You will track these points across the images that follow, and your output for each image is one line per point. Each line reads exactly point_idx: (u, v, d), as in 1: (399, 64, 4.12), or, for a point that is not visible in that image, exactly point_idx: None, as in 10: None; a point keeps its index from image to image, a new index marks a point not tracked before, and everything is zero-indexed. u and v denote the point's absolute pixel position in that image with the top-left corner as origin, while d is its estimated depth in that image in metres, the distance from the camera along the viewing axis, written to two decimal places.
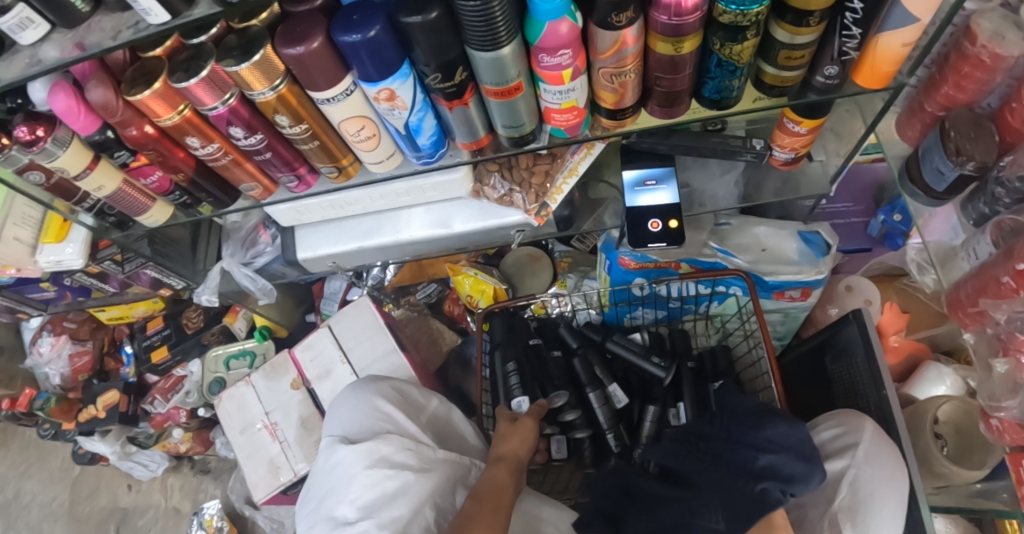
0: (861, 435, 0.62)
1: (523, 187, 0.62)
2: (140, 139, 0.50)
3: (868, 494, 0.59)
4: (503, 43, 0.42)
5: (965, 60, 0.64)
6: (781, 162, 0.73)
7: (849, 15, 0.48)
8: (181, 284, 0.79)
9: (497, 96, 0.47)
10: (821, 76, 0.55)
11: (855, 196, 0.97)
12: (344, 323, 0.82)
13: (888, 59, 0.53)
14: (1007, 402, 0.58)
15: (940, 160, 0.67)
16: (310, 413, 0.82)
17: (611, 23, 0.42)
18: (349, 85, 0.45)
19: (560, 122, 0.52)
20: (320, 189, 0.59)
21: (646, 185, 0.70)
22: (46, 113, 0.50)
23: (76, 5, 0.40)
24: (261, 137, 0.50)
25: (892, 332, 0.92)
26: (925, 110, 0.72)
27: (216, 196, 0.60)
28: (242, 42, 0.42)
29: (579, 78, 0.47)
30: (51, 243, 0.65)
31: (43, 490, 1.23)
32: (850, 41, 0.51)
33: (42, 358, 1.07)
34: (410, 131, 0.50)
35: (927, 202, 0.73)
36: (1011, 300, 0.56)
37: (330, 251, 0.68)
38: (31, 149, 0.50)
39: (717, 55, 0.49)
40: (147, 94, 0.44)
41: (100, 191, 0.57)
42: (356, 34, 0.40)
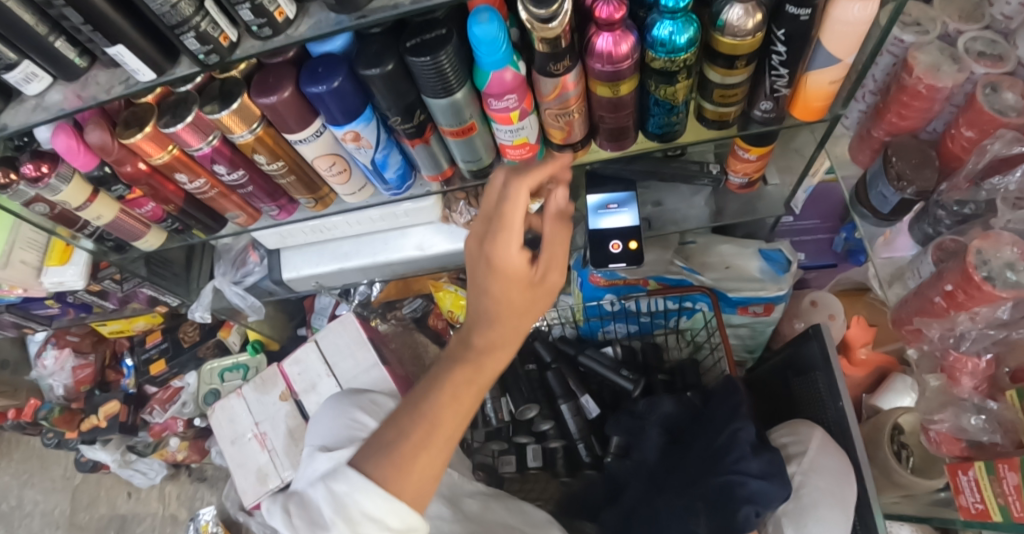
0: (809, 445, 0.67)
1: None
2: (134, 175, 0.55)
3: (811, 500, 0.64)
4: (455, 90, 0.47)
5: (904, 91, 0.68)
6: (736, 186, 0.77)
7: (776, 57, 0.53)
8: (177, 301, 0.84)
9: (454, 135, 0.52)
10: (758, 110, 0.60)
11: (822, 214, 1.01)
12: (329, 339, 0.87)
13: (818, 95, 0.58)
14: (940, 415, 0.63)
15: (884, 185, 0.71)
16: (297, 423, 0.86)
17: (551, 70, 0.47)
18: (319, 127, 0.50)
19: (515, 157, 0.57)
20: (300, 216, 0.64)
21: (608, 209, 0.74)
22: (49, 151, 0.56)
23: (75, 62, 0.45)
24: (243, 173, 0.55)
25: (861, 345, 0.95)
26: (872, 136, 0.76)
27: (204, 223, 0.65)
28: (221, 92, 0.47)
29: (527, 117, 0.52)
30: (55, 266, 0.71)
31: (45, 498, 1.28)
32: (779, 80, 0.56)
33: (47, 371, 1.12)
34: (376, 166, 0.55)
35: (874, 223, 0.78)
36: (942, 319, 0.61)
37: (313, 272, 0.73)
38: (36, 185, 0.56)
39: (655, 95, 0.54)
40: (140, 137, 0.49)
41: (98, 220, 0.62)
42: (322, 85, 0.45)
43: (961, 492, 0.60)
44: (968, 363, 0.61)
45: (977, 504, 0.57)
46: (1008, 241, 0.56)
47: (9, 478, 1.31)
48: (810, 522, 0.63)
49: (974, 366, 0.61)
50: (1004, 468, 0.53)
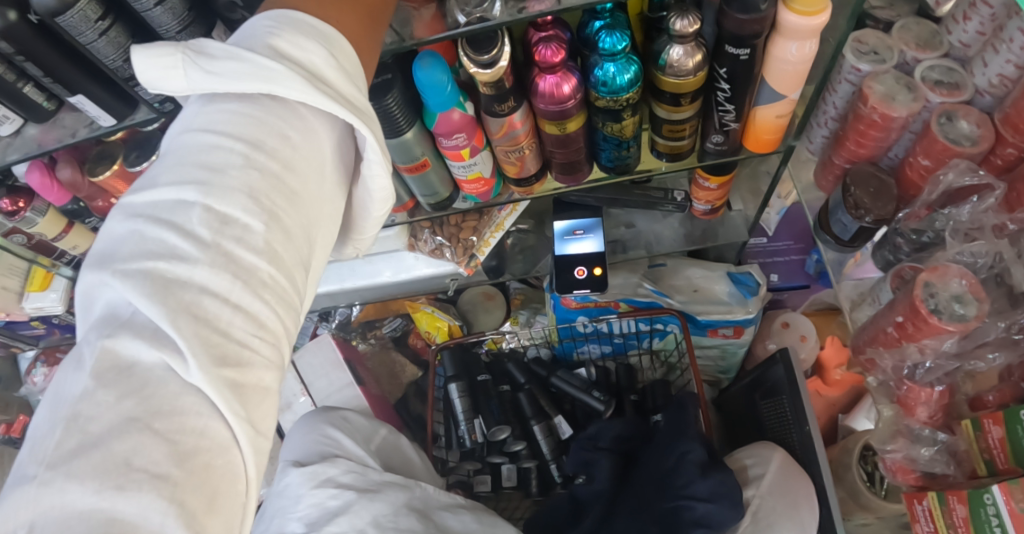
0: (768, 467, 0.68)
1: (452, 242, 0.68)
2: (106, 209, 0.58)
3: (769, 522, 0.64)
4: (405, 129, 0.49)
5: (861, 119, 0.70)
6: (701, 212, 0.78)
7: (721, 93, 0.55)
8: None
9: (410, 171, 0.54)
10: (711, 143, 0.62)
11: (795, 234, 1.01)
12: (305, 360, 0.89)
13: (768, 128, 0.60)
14: (892, 446, 0.64)
15: (843, 213, 0.73)
16: (274, 441, 0.88)
17: (496, 110, 0.49)
18: None
19: (471, 191, 0.59)
20: None
21: (575, 234, 0.75)
22: (26, 186, 0.58)
23: (43, 105, 0.47)
24: None
25: (836, 366, 0.95)
26: (834, 163, 0.77)
27: None
28: None
29: (478, 154, 0.54)
30: (36, 291, 0.73)
31: None
32: (727, 114, 0.58)
33: (35, 387, 1.13)
34: None
35: (836, 249, 0.79)
36: (892, 350, 0.62)
37: None
38: (13, 218, 0.58)
39: (602, 131, 0.56)
40: (108, 175, 0.53)
41: (76, 250, 0.65)
42: None
43: (916, 520, 0.59)
44: (921, 392, 0.62)
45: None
46: (957, 273, 0.57)
47: None
48: None
49: (927, 396, 0.62)
50: (954, 500, 0.54)
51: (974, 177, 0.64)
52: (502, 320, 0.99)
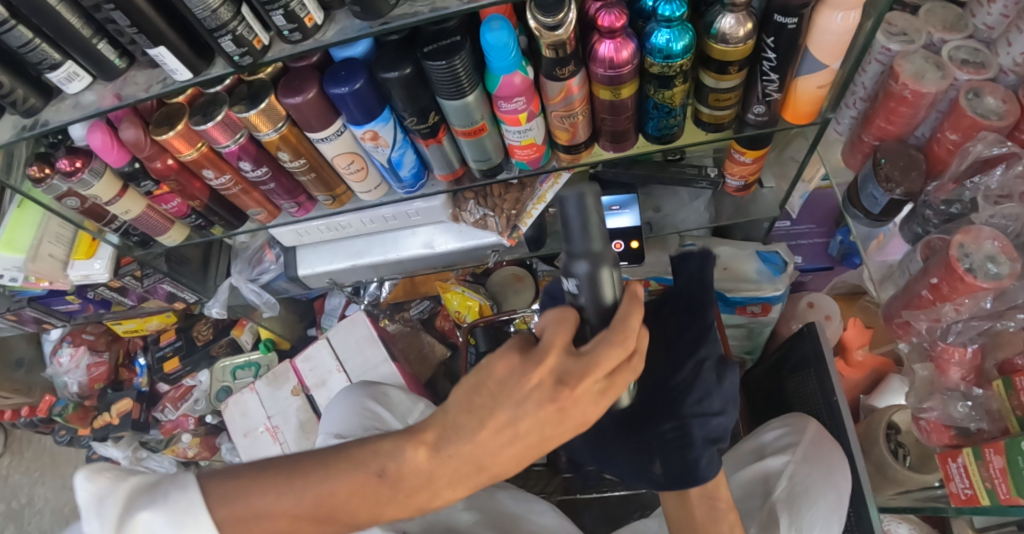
0: (803, 436, 0.67)
1: (496, 212, 0.70)
2: (163, 171, 0.58)
3: (804, 488, 0.64)
4: (468, 92, 0.51)
5: (891, 97, 0.72)
6: (734, 189, 0.80)
7: (766, 63, 0.57)
8: (193, 298, 0.87)
9: (466, 135, 0.56)
10: (752, 114, 0.64)
11: (818, 219, 1.03)
12: (340, 337, 0.89)
13: (808, 98, 0.61)
14: (928, 403, 0.65)
15: (874, 187, 0.75)
16: (308, 417, 0.89)
17: (556, 74, 0.51)
18: (339, 127, 0.53)
19: (523, 157, 0.60)
20: (317, 214, 0.67)
21: (612, 210, 0.78)
22: (84, 148, 0.59)
23: (115, 63, 0.49)
24: (266, 170, 0.58)
25: (857, 347, 0.97)
26: (862, 141, 0.79)
27: (226, 220, 0.68)
28: (250, 92, 0.51)
29: (534, 119, 0.55)
30: (82, 259, 0.75)
31: (55, 495, 1.30)
32: (771, 85, 0.59)
33: (61, 368, 1.14)
34: (392, 165, 0.58)
35: (868, 224, 0.81)
36: (928, 310, 0.64)
37: (327, 269, 0.76)
38: (70, 179, 0.59)
39: (653, 99, 0.57)
40: (171, 134, 0.53)
41: (127, 214, 0.65)
42: (344, 87, 0.49)
43: (951, 479, 0.61)
44: (954, 353, 0.64)
45: (967, 489, 0.59)
46: (989, 235, 0.59)
47: (19, 476, 1.33)
48: (804, 509, 0.62)
49: (960, 356, 0.63)
50: (990, 452, 0.55)
51: (1002, 147, 0.66)
52: (531, 302, 0.99)
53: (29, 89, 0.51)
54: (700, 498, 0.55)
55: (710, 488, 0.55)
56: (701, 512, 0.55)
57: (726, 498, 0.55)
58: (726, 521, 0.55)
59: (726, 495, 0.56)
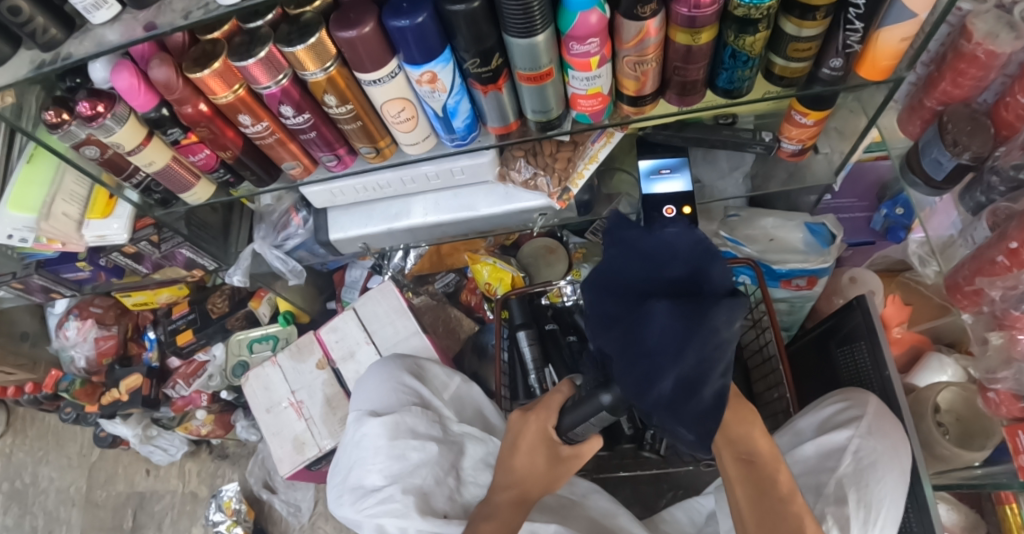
0: (865, 410, 0.64)
1: (546, 171, 0.66)
2: (194, 117, 0.53)
3: (870, 463, 0.61)
4: (538, 31, 0.46)
5: (961, 57, 0.67)
6: (788, 153, 0.76)
7: (853, 10, 0.51)
8: (213, 265, 0.83)
9: (529, 81, 0.51)
10: (827, 68, 0.59)
11: (860, 193, 1.02)
12: (368, 307, 0.85)
13: (887, 53, 0.56)
14: (1002, 373, 0.63)
15: (938, 151, 0.71)
16: (334, 391, 0.85)
17: (636, 14, 0.46)
18: (393, 68, 0.49)
19: (585, 108, 0.56)
20: (357, 169, 0.63)
21: (661, 174, 0.75)
22: (106, 91, 0.54)
23: None
24: (308, 116, 0.53)
25: (896, 324, 0.95)
26: (924, 106, 0.75)
27: (257, 175, 0.64)
28: (297, 27, 0.46)
29: (605, 65, 0.51)
30: (98, 219, 0.70)
31: (60, 475, 1.25)
32: (853, 35, 0.54)
33: (68, 341, 1.09)
34: (446, 114, 0.54)
35: (927, 192, 0.77)
36: (1004, 278, 0.59)
37: (361, 233, 0.72)
38: (91, 124, 0.54)
39: (731, 46, 0.53)
40: (207, 73, 0.48)
41: (150, 166, 0.60)
42: (405, 20, 0.44)
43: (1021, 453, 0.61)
44: None
45: None
46: None
47: (23, 455, 1.28)
48: (875, 484, 0.60)
49: None
50: None
51: None
52: (564, 274, 0.96)
53: (51, 18, 0.46)
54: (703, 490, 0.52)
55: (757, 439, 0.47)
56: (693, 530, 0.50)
57: (766, 455, 0.48)
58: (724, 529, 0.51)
59: (766, 450, 0.48)
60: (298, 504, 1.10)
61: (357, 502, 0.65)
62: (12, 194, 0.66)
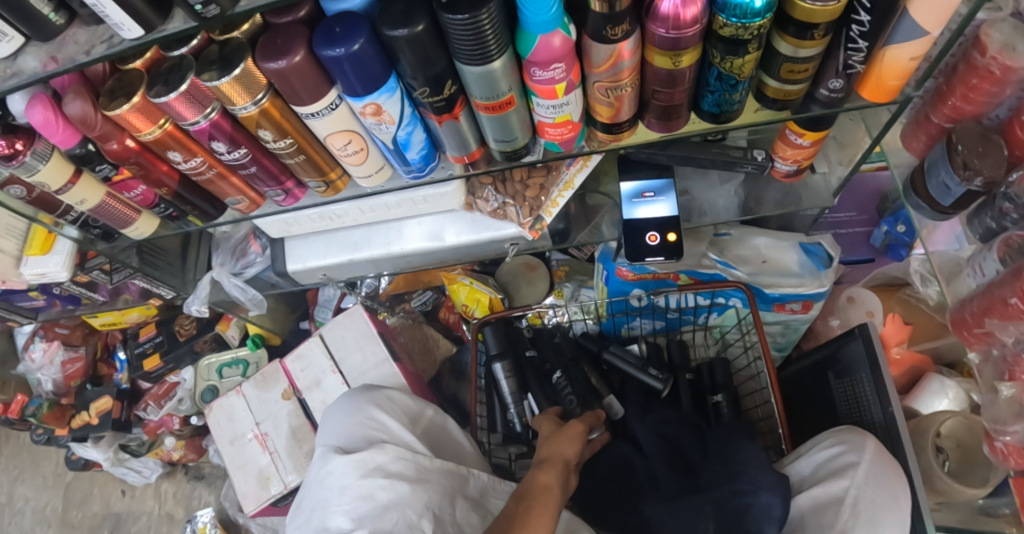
0: (863, 455, 0.59)
1: (517, 200, 0.61)
2: (120, 153, 0.48)
3: (869, 516, 0.56)
4: (493, 57, 0.40)
5: (974, 71, 0.61)
6: (782, 173, 0.71)
7: (855, 27, 0.45)
8: (170, 294, 0.77)
9: (488, 110, 0.46)
10: (826, 89, 0.52)
11: (859, 205, 0.97)
12: (336, 333, 0.81)
13: (894, 72, 0.50)
14: (1013, 427, 0.56)
15: (947, 173, 0.65)
16: (300, 423, 0.80)
17: (605, 36, 0.41)
18: (334, 99, 0.44)
19: (554, 136, 0.51)
20: (308, 202, 0.58)
21: (644, 197, 0.70)
22: (25, 126, 0.49)
23: (50, 18, 0.39)
24: (246, 151, 0.48)
25: (896, 344, 0.90)
26: (931, 121, 0.69)
27: (202, 209, 0.59)
28: (222, 54, 0.41)
29: (573, 91, 0.46)
30: (36, 255, 0.64)
31: (36, 495, 1.22)
32: (856, 54, 0.47)
33: (34, 364, 1.05)
34: (398, 145, 0.49)
35: (931, 215, 0.71)
36: (1016, 322, 0.54)
37: (320, 264, 0.67)
38: (10, 163, 0.49)
39: (717, 68, 0.47)
40: (126, 109, 0.43)
41: (82, 204, 0.55)
42: (339, 48, 0.38)
43: None
44: None
45: None
46: None
47: None
48: None
49: None
50: None
51: None
52: (545, 294, 0.92)
53: None
54: None
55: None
56: None
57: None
58: None
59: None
60: (274, 529, 1.06)
61: None
62: None
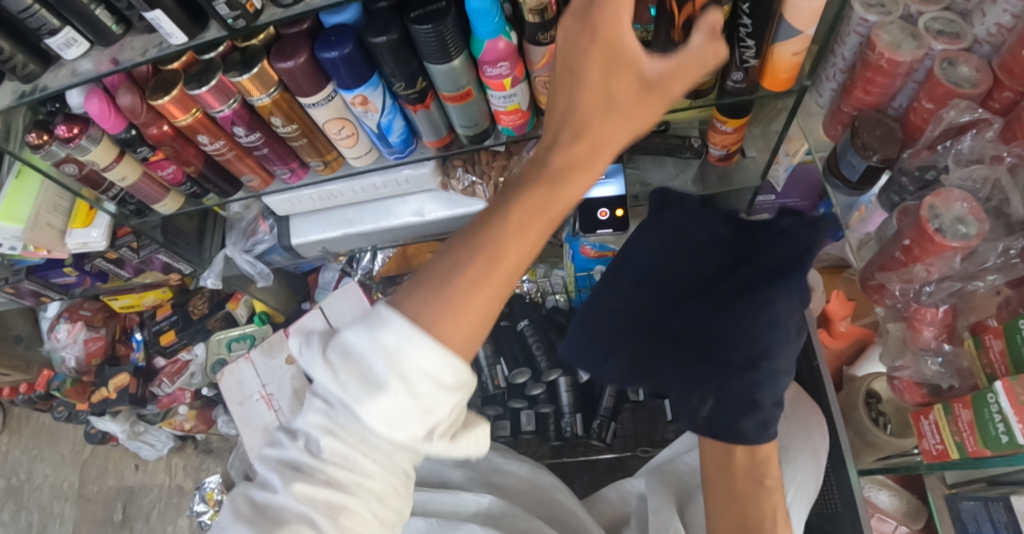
0: (784, 400, 0.74)
1: (484, 180, 0.72)
2: (159, 137, 0.60)
3: (784, 446, 0.70)
4: (453, 57, 0.52)
5: (868, 67, 0.73)
6: (716, 158, 0.82)
7: (743, 30, 0.58)
8: (189, 269, 0.90)
9: (453, 100, 0.57)
10: (731, 81, 0.65)
11: (802, 192, 1.09)
12: (334, 306, 0.91)
13: (784, 65, 0.62)
14: (902, 361, 0.70)
15: (852, 155, 0.77)
16: (303, 384, 0.91)
17: (539, 40, 0.52)
18: (330, 92, 0.55)
19: (509, 123, 0.62)
20: (309, 180, 0.69)
21: (597, 179, 0.81)
22: (81, 115, 0.61)
23: (112, 29, 0.50)
24: (259, 135, 0.60)
25: (840, 318, 1.02)
26: (842, 111, 0.81)
27: (221, 187, 0.70)
28: (244, 58, 0.53)
29: (519, 85, 0.57)
30: (79, 228, 0.78)
31: (54, 472, 1.32)
32: (747, 51, 0.61)
33: (59, 343, 1.15)
34: (382, 130, 0.61)
35: (846, 193, 0.83)
36: (901, 272, 0.68)
37: (319, 238, 0.79)
38: (68, 145, 0.61)
39: None
40: (167, 100, 0.54)
41: (123, 181, 0.67)
42: (334, 51, 0.50)
43: (924, 436, 0.67)
44: (926, 312, 0.68)
45: (937, 444, 0.64)
46: (958, 197, 0.63)
47: (19, 453, 1.35)
48: (788, 463, 0.69)
49: (932, 315, 0.68)
50: (959, 406, 0.60)
51: (973, 114, 0.68)
52: (520, 272, 1.02)
53: (29, 55, 0.52)
54: (744, 470, 0.53)
55: (759, 461, 0.53)
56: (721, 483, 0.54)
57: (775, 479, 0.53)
58: (768, 501, 0.52)
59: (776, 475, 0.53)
60: None
61: None
62: None
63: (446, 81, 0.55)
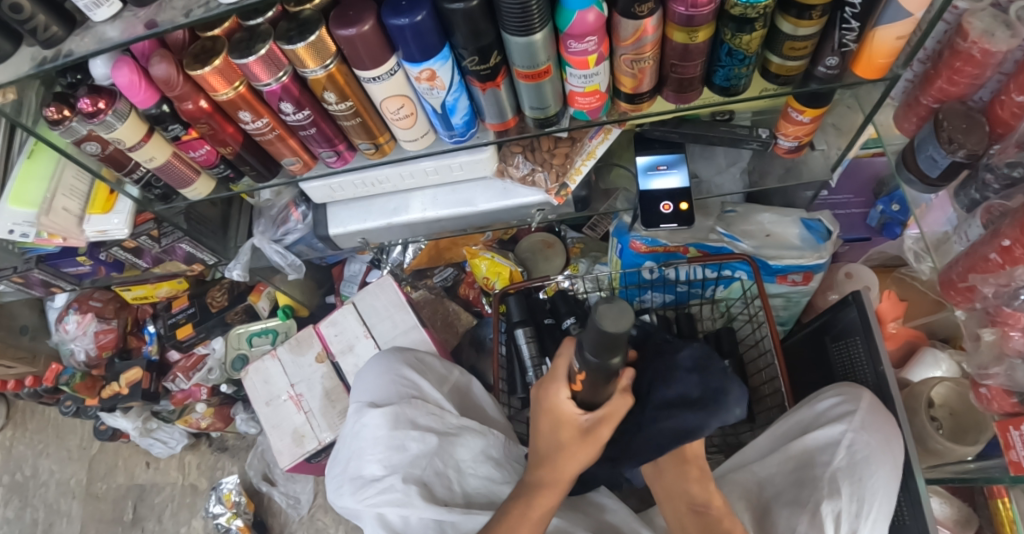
0: (859, 404, 0.64)
1: (545, 167, 0.68)
2: (194, 113, 0.54)
3: (865, 457, 0.61)
4: (536, 30, 0.45)
5: (957, 56, 0.65)
6: (785, 149, 0.77)
7: (848, 10, 0.52)
8: (213, 259, 0.85)
9: (527, 78, 0.51)
10: (823, 66, 0.59)
11: (856, 188, 1.03)
12: (367, 301, 0.86)
13: (883, 51, 0.56)
14: (993, 369, 0.65)
15: (934, 148, 0.70)
16: (334, 385, 0.87)
17: (633, 13, 0.46)
18: (392, 66, 0.49)
19: (583, 105, 0.57)
20: (356, 164, 0.65)
21: (659, 170, 0.77)
22: (107, 87, 0.54)
23: None
24: (308, 113, 0.54)
25: (891, 319, 0.93)
26: (920, 103, 0.74)
27: (257, 169, 0.65)
28: (296, 25, 0.46)
29: (602, 63, 0.51)
30: (97, 213, 0.71)
31: (60, 468, 1.26)
32: (849, 33, 0.54)
33: (67, 335, 1.09)
34: (445, 110, 0.55)
35: (922, 189, 0.76)
36: (996, 275, 0.61)
37: (360, 228, 0.74)
38: (92, 120, 0.54)
39: (728, 44, 0.53)
40: (208, 70, 0.48)
41: (151, 162, 0.61)
42: (404, 18, 0.44)
43: (1012, 447, 0.62)
44: (1020, 318, 0.60)
45: None
46: None
47: (23, 448, 1.29)
48: (869, 478, 0.60)
49: None
50: None
51: None
52: (562, 269, 0.97)
53: (52, 15, 0.46)
54: (686, 506, 0.54)
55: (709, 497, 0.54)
56: (692, 522, 0.54)
57: (718, 506, 0.54)
58: (722, 527, 0.53)
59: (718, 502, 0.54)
60: (297, 497, 1.12)
61: (357, 492, 0.65)
62: (14, 189, 0.67)
63: (522, 59, 0.49)
